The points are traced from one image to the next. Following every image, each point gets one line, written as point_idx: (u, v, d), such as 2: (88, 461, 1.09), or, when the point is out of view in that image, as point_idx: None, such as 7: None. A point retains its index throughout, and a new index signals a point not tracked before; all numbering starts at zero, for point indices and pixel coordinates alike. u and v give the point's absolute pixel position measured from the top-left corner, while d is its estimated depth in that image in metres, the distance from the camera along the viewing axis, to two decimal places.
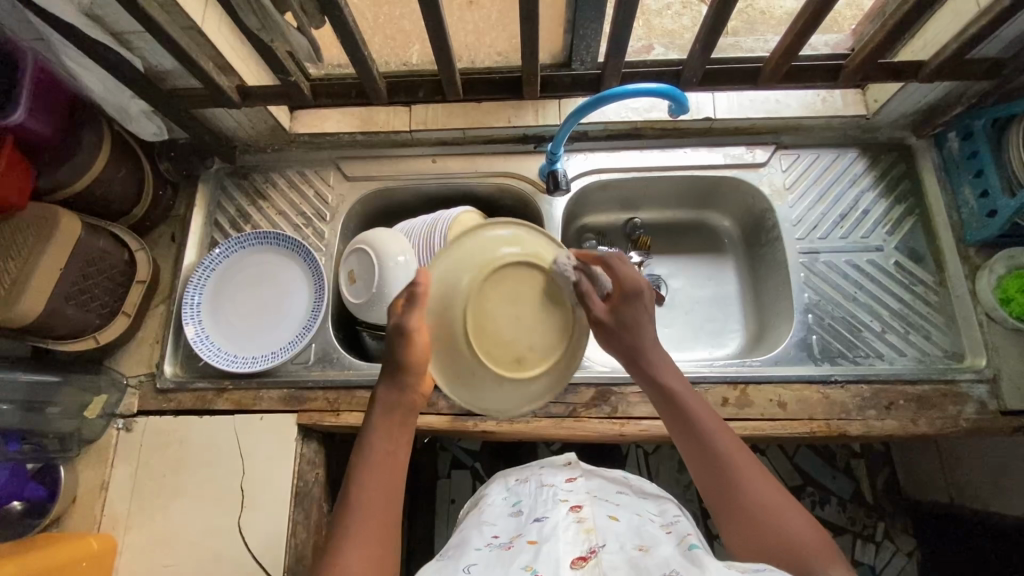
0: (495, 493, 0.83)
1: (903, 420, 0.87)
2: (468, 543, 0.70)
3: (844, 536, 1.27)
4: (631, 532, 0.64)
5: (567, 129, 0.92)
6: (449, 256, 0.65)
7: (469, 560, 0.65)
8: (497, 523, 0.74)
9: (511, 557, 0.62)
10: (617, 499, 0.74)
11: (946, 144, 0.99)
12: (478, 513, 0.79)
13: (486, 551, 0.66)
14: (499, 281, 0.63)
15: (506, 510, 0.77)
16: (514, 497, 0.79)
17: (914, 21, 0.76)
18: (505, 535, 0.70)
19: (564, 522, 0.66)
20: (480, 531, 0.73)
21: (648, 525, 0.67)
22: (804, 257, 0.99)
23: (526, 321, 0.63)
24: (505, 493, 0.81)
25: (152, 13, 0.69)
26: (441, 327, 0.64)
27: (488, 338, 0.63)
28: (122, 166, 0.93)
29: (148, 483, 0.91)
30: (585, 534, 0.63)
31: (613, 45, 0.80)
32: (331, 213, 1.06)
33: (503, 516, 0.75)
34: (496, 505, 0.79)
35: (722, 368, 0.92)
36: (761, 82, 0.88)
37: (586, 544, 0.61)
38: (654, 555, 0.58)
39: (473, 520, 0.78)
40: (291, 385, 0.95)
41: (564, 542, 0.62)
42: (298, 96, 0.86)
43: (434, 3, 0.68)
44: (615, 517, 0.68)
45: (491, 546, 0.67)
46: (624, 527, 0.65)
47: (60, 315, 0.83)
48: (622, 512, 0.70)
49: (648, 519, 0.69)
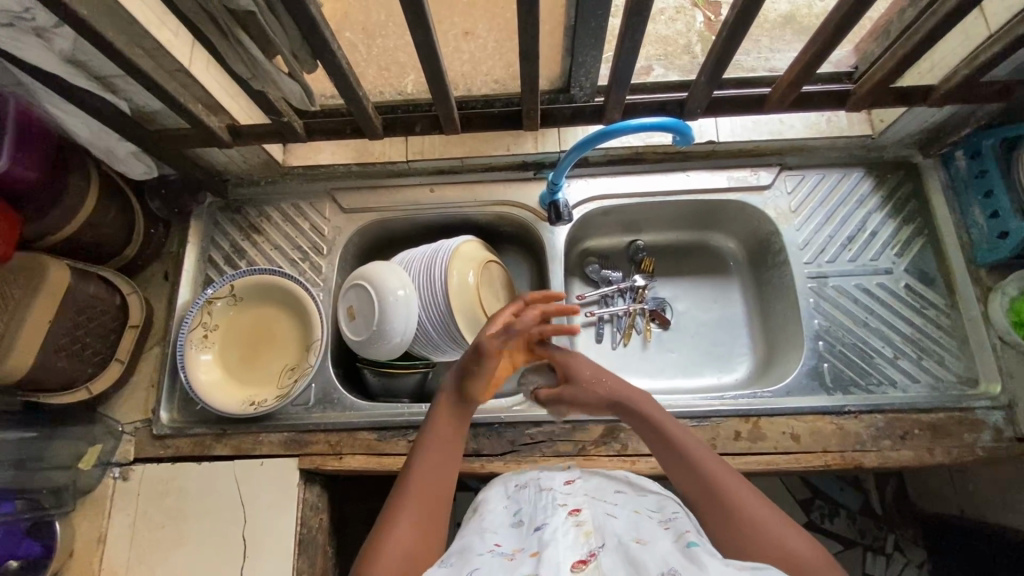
0: (495, 499, 0.75)
1: (918, 450, 0.86)
2: (468, 550, 0.63)
3: (855, 549, 1.26)
4: (629, 525, 0.62)
5: (569, 162, 0.89)
6: (248, 293, 0.98)
7: (470, 567, 0.58)
8: (497, 530, 0.67)
9: (511, 568, 0.56)
10: (614, 498, 0.69)
11: (953, 163, 0.97)
12: (475, 517, 0.73)
13: (487, 560, 0.59)
14: (237, 333, 0.97)
15: (505, 517, 0.70)
16: (514, 505, 0.71)
17: (927, 49, 0.73)
18: (506, 544, 0.63)
19: (564, 527, 0.61)
20: (481, 540, 0.65)
21: (647, 522, 0.63)
22: (813, 281, 0.97)
23: (468, 296, 0.94)
24: (506, 501, 0.74)
25: (136, 62, 0.66)
26: (288, 306, 0.98)
27: (278, 348, 0.98)
28: (111, 208, 0.91)
29: (147, 533, 0.88)
30: (585, 538, 0.60)
31: (615, 77, 0.77)
32: (327, 246, 1.03)
33: (503, 523, 0.68)
34: (496, 511, 0.72)
35: (735, 401, 0.90)
36: (767, 108, 0.85)
37: (586, 548, 0.58)
38: (653, 551, 0.56)
39: (471, 527, 0.70)
40: (292, 428, 0.93)
41: (563, 546, 0.58)
42: (291, 134, 0.83)
43: (432, 45, 0.66)
44: (613, 514, 0.65)
45: (492, 557, 0.60)
46: (623, 524, 0.62)
47: (49, 367, 0.81)
48: (619, 510, 0.66)
49: (646, 514, 0.65)
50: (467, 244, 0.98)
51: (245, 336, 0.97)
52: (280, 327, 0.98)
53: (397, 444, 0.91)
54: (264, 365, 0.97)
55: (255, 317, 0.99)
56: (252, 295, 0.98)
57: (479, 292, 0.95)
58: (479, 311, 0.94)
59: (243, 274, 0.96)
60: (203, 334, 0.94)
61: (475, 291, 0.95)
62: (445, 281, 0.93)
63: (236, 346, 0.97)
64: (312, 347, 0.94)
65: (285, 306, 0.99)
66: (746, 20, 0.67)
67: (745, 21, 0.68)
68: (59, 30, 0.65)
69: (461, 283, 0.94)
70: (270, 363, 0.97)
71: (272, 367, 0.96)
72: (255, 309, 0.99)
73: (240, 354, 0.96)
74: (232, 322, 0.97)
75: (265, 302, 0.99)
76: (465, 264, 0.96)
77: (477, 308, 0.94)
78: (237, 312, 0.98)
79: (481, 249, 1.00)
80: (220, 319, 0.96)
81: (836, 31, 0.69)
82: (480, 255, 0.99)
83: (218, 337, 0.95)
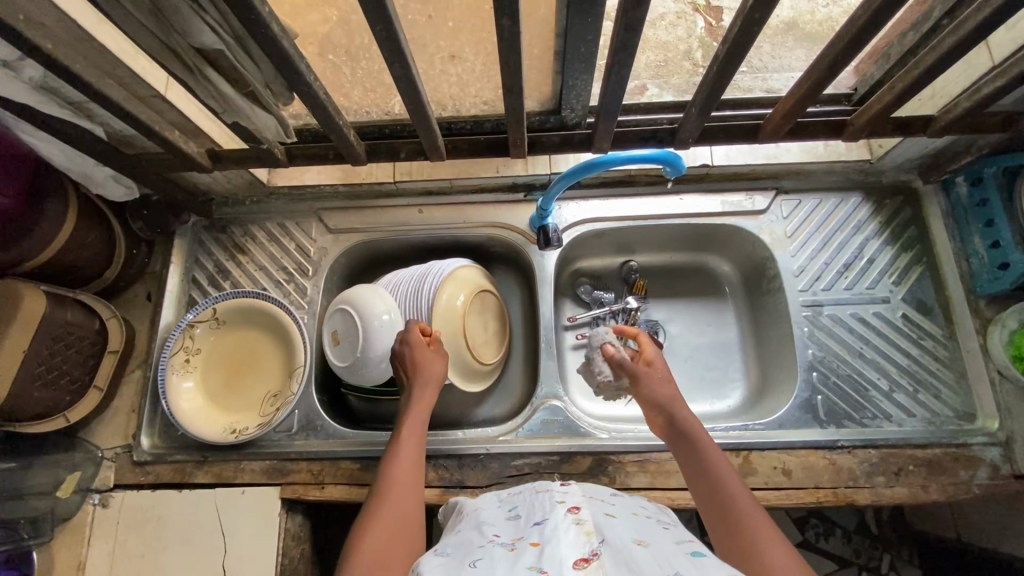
0: (488, 502, 0.69)
1: (913, 487, 0.84)
2: (465, 545, 0.57)
3: (849, 569, 1.17)
4: (630, 527, 0.57)
5: (557, 190, 0.89)
6: (231, 316, 0.96)
7: (471, 560, 0.52)
8: (492, 527, 0.60)
9: (512, 558, 0.50)
10: (611, 498, 0.64)
11: (953, 189, 0.94)
12: (466, 519, 0.66)
13: (486, 551, 0.53)
14: (219, 358, 0.96)
15: (502, 513, 0.64)
16: (510, 503, 0.66)
17: (927, 82, 0.70)
18: (505, 536, 0.57)
19: (563, 524, 0.55)
20: (477, 534, 0.59)
21: (648, 526, 0.58)
22: (808, 310, 0.95)
23: (453, 321, 0.92)
24: (499, 501, 0.68)
25: (108, 93, 0.64)
26: (272, 330, 0.96)
27: (261, 374, 0.96)
28: (91, 231, 0.89)
29: (126, 562, 0.87)
30: (586, 536, 0.53)
31: (603, 105, 0.75)
32: (313, 268, 1.01)
33: (499, 518, 0.63)
34: (490, 509, 0.66)
35: (725, 433, 0.88)
36: (761, 138, 0.83)
37: (588, 545, 0.51)
38: (656, 554, 0.51)
39: (464, 524, 0.65)
40: (274, 456, 0.91)
41: (565, 543, 0.51)
42: (272, 160, 0.81)
43: (411, 78, 0.64)
44: (613, 515, 0.59)
45: (491, 548, 0.54)
46: (623, 526, 0.57)
47: (25, 397, 0.79)
48: (619, 512, 0.61)
49: (645, 518, 0.61)
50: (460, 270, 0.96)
51: (228, 361, 0.96)
52: (264, 351, 0.97)
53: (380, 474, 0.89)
54: (246, 392, 0.95)
55: (237, 341, 0.97)
56: (234, 318, 0.96)
57: (465, 317, 0.93)
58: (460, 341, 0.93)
59: (226, 297, 0.94)
60: (184, 358, 0.93)
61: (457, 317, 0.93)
62: (433, 304, 0.91)
63: (218, 372, 0.95)
64: (295, 373, 0.93)
65: (268, 329, 0.97)
66: (735, 59, 0.65)
67: (735, 57, 0.65)
68: (26, 61, 0.63)
69: (451, 305, 0.92)
70: (253, 389, 0.95)
71: (254, 393, 0.95)
72: (239, 332, 0.97)
73: (223, 379, 0.95)
74: (215, 346, 0.96)
75: (249, 326, 0.97)
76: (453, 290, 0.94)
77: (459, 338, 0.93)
78: (220, 336, 0.96)
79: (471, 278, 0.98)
80: (202, 343, 0.95)
81: (832, 66, 0.66)
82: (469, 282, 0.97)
83: (201, 361, 0.94)
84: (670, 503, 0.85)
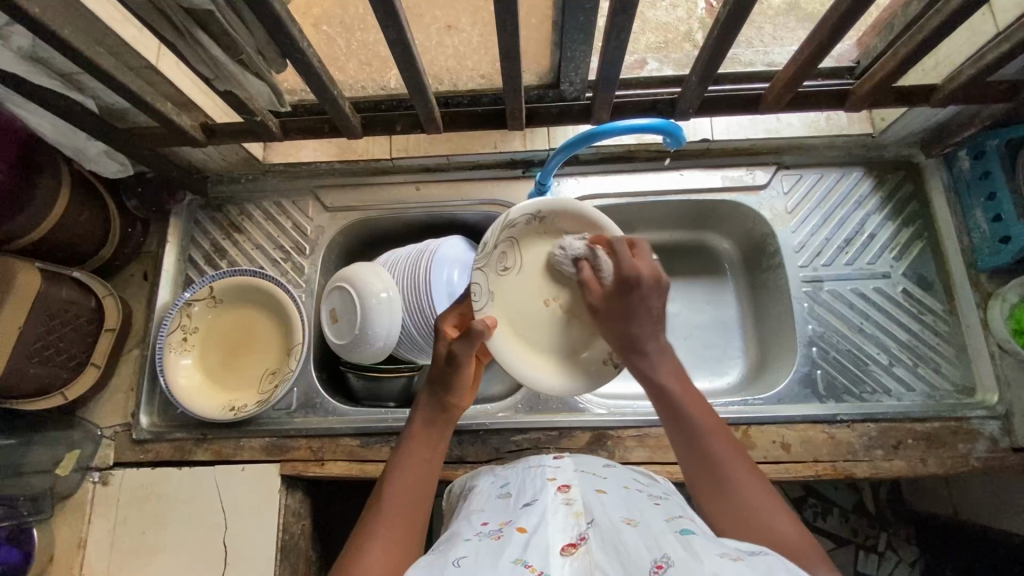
0: (483, 479, 0.69)
1: (911, 460, 0.84)
2: (454, 537, 0.56)
3: (846, 548, 1.17)
4: (620, 503, 0.56)
5: (556, 163, 0.87)
6: (236, 295, 0.95)
7: (457, 552, 0.51)
8: (484, 508, 0.61)
9: (499, 547, 0.50)
10: (604, 471, 0.64)
11: (956, 163, 0.93)
12: (463, 504, 0.66)
13: (473, 543, 0.52)
14: (218, 338, 0.95)
15: (494, 491, 0.64)
16: (501, 479, 0.66)
17: (929, 50, 0.69)
18: (495, 522, 0.56)
19: (553, 505, 0.54)
20: (468, 521, 0.59)
21: (638, 501, 0.58)
22: (807, 286, 0.94)
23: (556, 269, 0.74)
24: (493, 477, 0.68)
25: (100, 62, 0.63)
26: (275, 313, 0.96)
27: (259, 357, 0.95)
28: (85, 207, 0.88)
29: (127, 539, 0.87)
30: (576, 518, 0.52)
31: (601, 74, 0.73)
32: (310, 246, 1.00)
33: (490, 499, 0.62)
34: (483, 487, 0.66)
35: (724, 408, 0.88)
36: (762, 108, 0.82)
37: (577, 529, 0.51)
38: (645, 533, 0.50)
39: (460, 510, 0.65)
40: (273, 434, 0.91)
41: (553, 528, 0.51)
42: (266, 133, 0.80)
43: (405, 44, 0.63)
44: (603, 491, 0.58)
45: (480, 537, 0.53)
46: (615, 502, 0.56)
47: (21, 373, 0.79)
48: (609, 486, 0.60)
49: (636, 491, 0.61)
50: (516, 227, 0.73)
51: (227, 342, 0.95)
52: (264, 336, 0.96)
53: (379, 450, 0.89)
54: (242, 373, 0.94)
55: (235, 321, 0.96)
56: (232, 296, 0.95)
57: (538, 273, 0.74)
58: (569, 315, 0.74)
59: (226, 274, 0.94)
60: (182, 337, 0.92)
61: (560, 282, 0.74)
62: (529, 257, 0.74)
63: (218, 351, 0.95)
64: (293, 351, 0.92)
65: (266, 309, 0.96)
66: (732, 27, 0.64)
67: (736, 21, 0.63)
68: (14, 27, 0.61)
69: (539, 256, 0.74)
70: (251, 367, 0.95)
71: (250, 375, 0.94)
72: (240, 313, 0.96)
73: (222, 360, 0.95)
74: (217, 326, 0.95)
75: (250, 307, 0.96)
76: (534, 257, 0.74)
77: (561, 321, 0.74)
78: (221, 316, 0.96)
79: (488, 270, 0.73)
80: (199, 322, 0.94)
81: (833, 31, 0.65)
82: (499, 265, 0.74)
83: (200, 340, 0.94)
84: (669, 476, 0.85)
